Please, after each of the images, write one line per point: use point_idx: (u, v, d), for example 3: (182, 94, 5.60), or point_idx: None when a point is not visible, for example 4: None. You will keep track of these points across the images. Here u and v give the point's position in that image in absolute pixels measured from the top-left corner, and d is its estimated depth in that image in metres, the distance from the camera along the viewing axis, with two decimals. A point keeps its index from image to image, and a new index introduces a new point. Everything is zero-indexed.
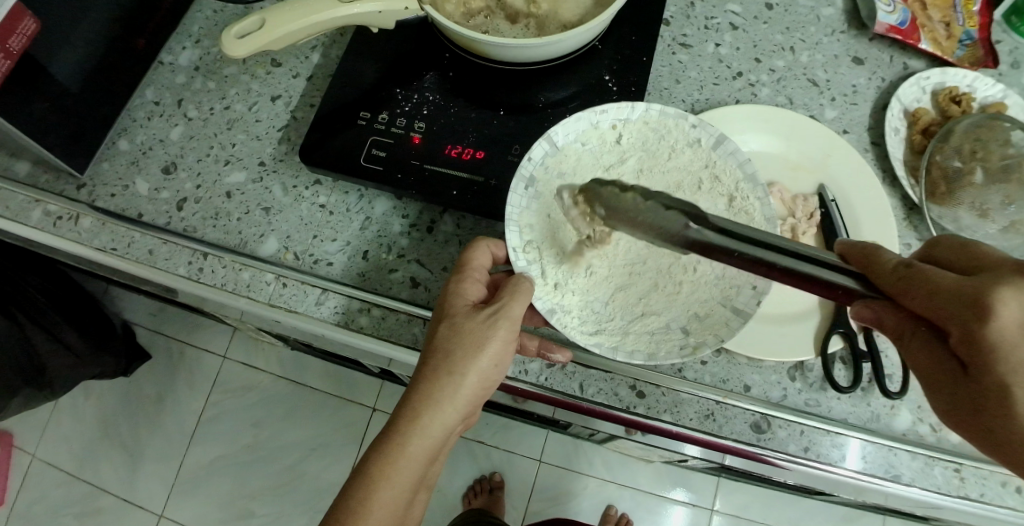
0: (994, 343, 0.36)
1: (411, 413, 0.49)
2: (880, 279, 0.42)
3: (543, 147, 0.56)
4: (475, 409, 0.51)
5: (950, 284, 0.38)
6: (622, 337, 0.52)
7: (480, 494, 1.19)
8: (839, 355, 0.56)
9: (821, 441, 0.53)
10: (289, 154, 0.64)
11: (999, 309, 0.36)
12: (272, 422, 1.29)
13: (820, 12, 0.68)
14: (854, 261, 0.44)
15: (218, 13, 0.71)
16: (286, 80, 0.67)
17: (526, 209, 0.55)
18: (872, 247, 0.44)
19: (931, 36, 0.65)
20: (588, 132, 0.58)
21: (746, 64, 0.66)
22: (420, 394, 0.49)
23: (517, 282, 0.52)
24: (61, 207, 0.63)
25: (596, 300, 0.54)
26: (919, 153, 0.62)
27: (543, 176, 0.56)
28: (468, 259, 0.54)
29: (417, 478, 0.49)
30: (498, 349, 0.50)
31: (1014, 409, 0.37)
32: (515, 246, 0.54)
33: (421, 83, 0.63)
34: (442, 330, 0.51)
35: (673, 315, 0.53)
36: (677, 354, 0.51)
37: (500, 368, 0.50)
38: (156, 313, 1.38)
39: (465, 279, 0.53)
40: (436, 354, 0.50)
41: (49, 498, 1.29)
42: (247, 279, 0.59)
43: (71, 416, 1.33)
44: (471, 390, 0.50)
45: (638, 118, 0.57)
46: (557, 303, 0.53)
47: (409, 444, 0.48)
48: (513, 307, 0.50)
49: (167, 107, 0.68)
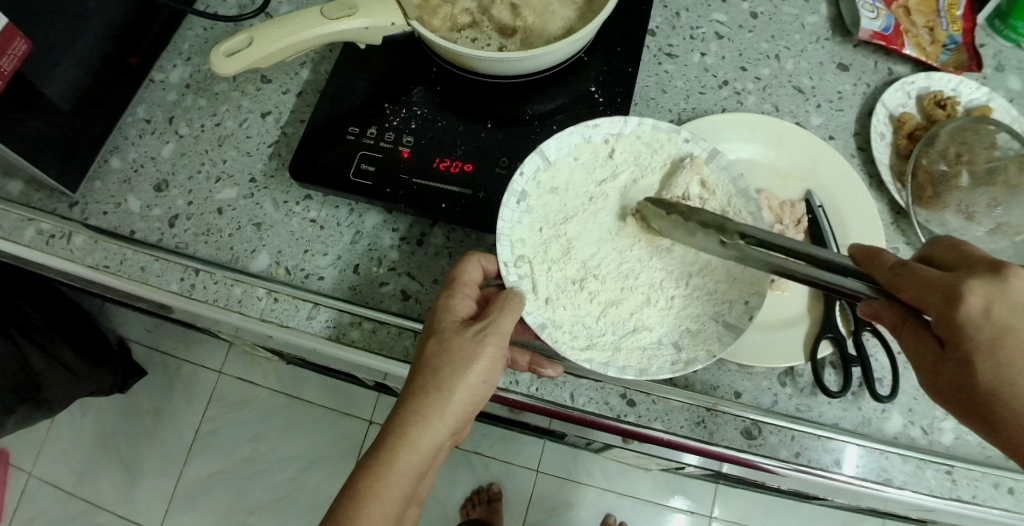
0: (965, 324, 0.39)
1: (400, 429, 0.49)
2: (879, 275, 0.44)
3: (535, 162, 0.57)
4: (464, 425, 0.51)
5: (931, 277, 0.41)
6: (614, 352, 0.53)
7: (479, 505, 1.19)
8: (829, 360, 0.56)
9: (813, 446, 0.53)
10: (280, 170, 0.65)
11: (968, 299, 0.39)
12: (270, 436, 1.28)
13: (805, 20, 0.69)
14: (860, 261, 0.46)
15: (209, 31, 0.72)
16: (276, 96, 0.68)
17: (518, 224, 0.56)
18: (872, 250, 0.46)
19: (914, 42, 0.66)
20: (581, 147, 0.58)
21: (732, 72, 0.66)
22: (409, 410, 0.49)
23: (506, 298, 0.52)
24: (54, 225, 0.64)
25: (589, 314, 0.54)
26: (906, 158, 0.62)
27: (535, 191, 0.57)
28: (458, 275, 0.54)
29: (407, 493, 0.49)
30: (486, 365, 0.50)
31: (981, 382, 0.39)
32: (507, 261, 0.54)
33: (409, 97, 0.64)
34: (431, 345, 0.51)
35: (666, 330, 0.54)
36: (669, 369, 0.52)
37: (488, 384, 0.51)
38: (153, 328, 1.38)
39: (455, 294, 0.53)
40: (425, 370, 0.50)
41: (47, 516, 1.28)
42: (239, 295, 0.60)
43: (68, 432, 1.33)
44: (460, 405, 0.50)
45: (631, 131, 0.58)
46: (548, 318, 0.54)
47: (399, 459, 0.49)
48: (501, 323, 0.51)
49: (158, 124, 0.68)
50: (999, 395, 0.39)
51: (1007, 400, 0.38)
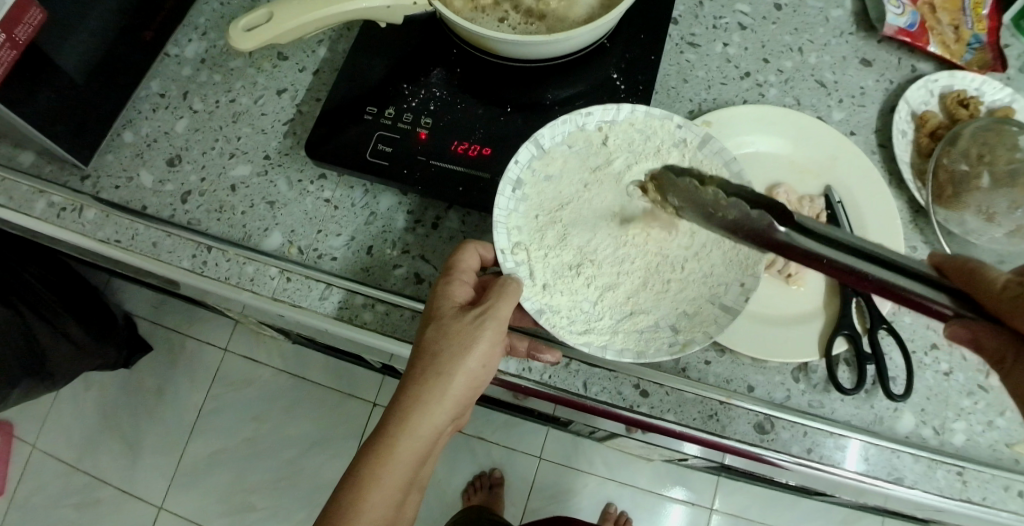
0: None
1: (401, 414, 0.49)
2: (989, 300, 0.40)
3: (529, 150, 0.56)
4: (464, 409, 0.51)
5: None
6: (611, 336, 0.52)
7: (480, 490, 1.19)
8: (843, 356, 0.56)
9: (824, 442, 0.53)
10: (294, 149, 0.64)
11: None
12: (272, 416, 1.29)
13: (829, 13, 0.68)
14: (953, 276, 0.42)
15: (225, 6, 0.71)
16: (292, 74, 0.67)
17: (514, 212, 0.55)
18: (968, 264, 0.42)
19: (939, 40, 0.65)
20: (575, 135, 0.57)
21: (753, 64, 0.66)
22: (409, 395, 0.49)
23: (505, 283, 0.51)
24: (66, 198, 0.63)
25: (585, 299, 0.54)
26: (927, 156, 0.62)
27: (531, 179, 0.56)
28: (456, 261, 0.54)
29: (408, 478, 0.49)
30: (484, 350, 0.50)
31: None
32: (503, 248, 0.53)
33: (428, 79, 0.63)
34: (430, 331, 0.51)
35: (663, 312, 0.53)
36: (666, 351, 0.51)
37: (487, 368, 0.51)
38: (158, 305, 1.38)
39: (453, 281, 0.53)
40: (424, 355, 0.50)
41: (48, 488, 1.29)
42: (251, 273, 0.59)
43: (70, 406, 1.33)
44: (459, 390, 0.50)
45: (624, 118, 0.57)
46: (546, 304, 0.53)
47: (400, 444, 0.49)
48: (500, 307, 0.50)
49: (172, 99, 0.67)
50: None
51: None
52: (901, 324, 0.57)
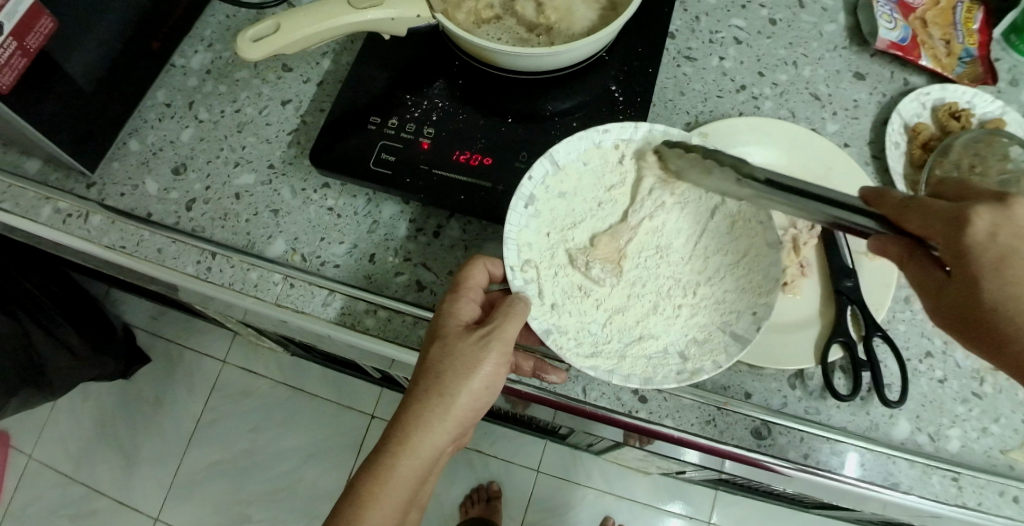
0: (973, 248, 0.42)
1: (402, 433, 0.50)
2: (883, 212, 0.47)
3: (544, 166, 0.57)
4: (466, 428, 0.52)
5: (939, 208, 0.44)
6: (619, 360, 0.53)
7: (479, 502, 1.19)
8: (839, 364, 0.56)
9: (821, 448, 0.54)
10: (298, 158, 0.65)
11: (975, 223, 0.42)
12: (271, 427, 1.29)
13: (823, 28, 0.70)
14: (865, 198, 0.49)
15: (231, 18, 0.73)
16: (297, 85, 0.68)
17: (525, 228, 0.56)
18: (881, 189, 0.48)
19: (931, 54, 0.66)
20: (590, 152, 0.58)
21: (749, 77, 0.67)
22: (411, 414, 0.50)
23: (512, 303, 0.52)
24: (71, 205, 0.64)
25: (594, 322, 0.55)
26: (919, 167, 0.63)
27: (542, 195, 0.57)
28: (463, 279, 0.54)
29: (408, 496, 0.50)
30: (489, 372, 0.51)
31: (987, 301, 0.42)
32: (513, 266, 0.54)
33: (430, 90, 0.64)
34: (435, 350, 0.51)
35: (672, 338, 0.54)
36: (674, 379, 0.51)
37: (490, 390, 0.51)
38: (157, 315, 1.38)
39: (460, 299, 0.53)
40: (428, 374, 0.51)
41: (44, 499, 1.28)
42: (255, 279, 0.60)
43: (68, 416, 1.33)
44: (462, 411, 0.50)
45: (641, 137, 0.58)
46: (553, 324, 0.54)
47: (400, 462, 0.49)
48: (505, 329, 0.51)
49: (178, 109, 0.69)
50: (1003, 313, 0.42)
51: (1010, 319, 0.41)
52: (895, 331, 0.58)
